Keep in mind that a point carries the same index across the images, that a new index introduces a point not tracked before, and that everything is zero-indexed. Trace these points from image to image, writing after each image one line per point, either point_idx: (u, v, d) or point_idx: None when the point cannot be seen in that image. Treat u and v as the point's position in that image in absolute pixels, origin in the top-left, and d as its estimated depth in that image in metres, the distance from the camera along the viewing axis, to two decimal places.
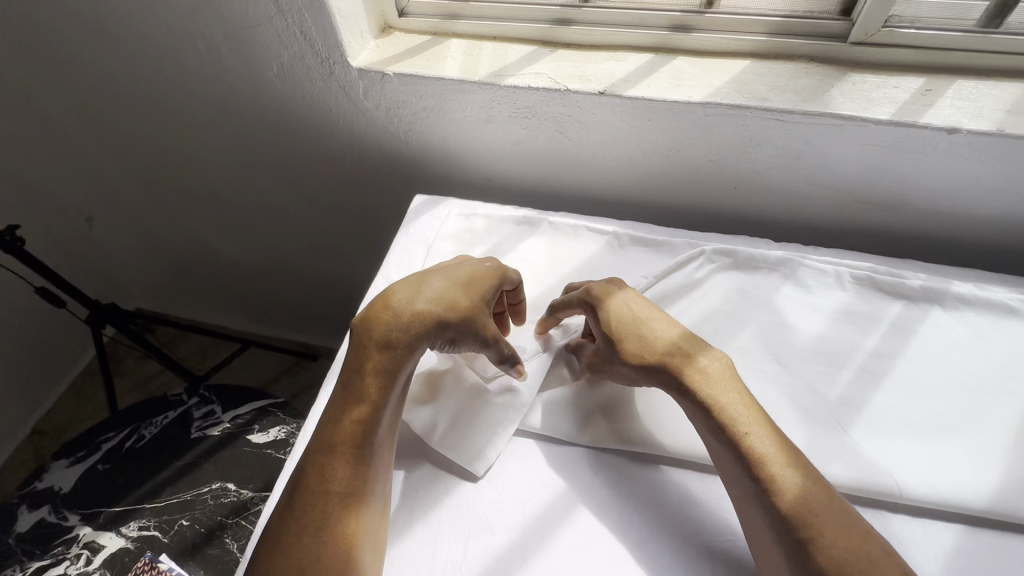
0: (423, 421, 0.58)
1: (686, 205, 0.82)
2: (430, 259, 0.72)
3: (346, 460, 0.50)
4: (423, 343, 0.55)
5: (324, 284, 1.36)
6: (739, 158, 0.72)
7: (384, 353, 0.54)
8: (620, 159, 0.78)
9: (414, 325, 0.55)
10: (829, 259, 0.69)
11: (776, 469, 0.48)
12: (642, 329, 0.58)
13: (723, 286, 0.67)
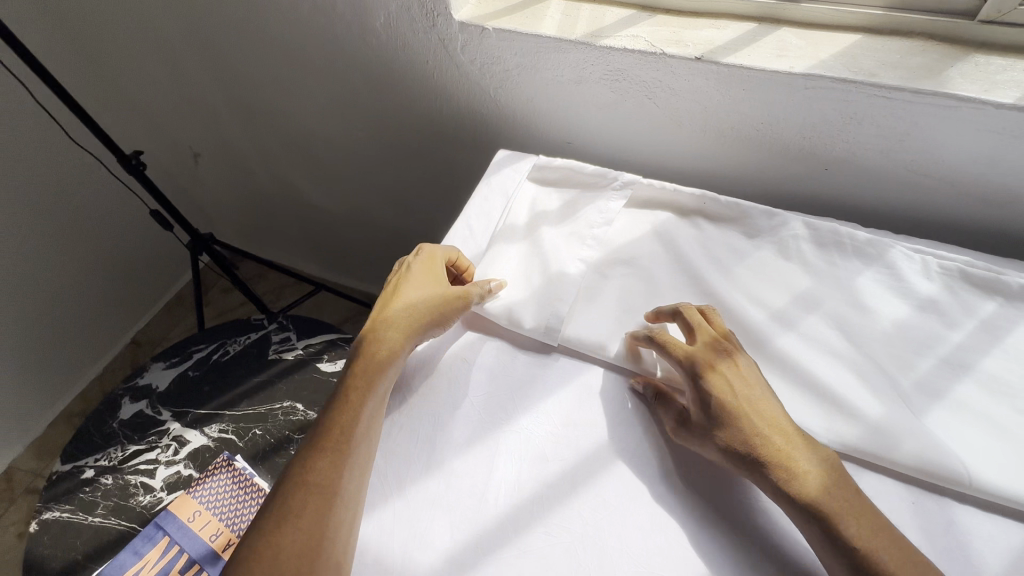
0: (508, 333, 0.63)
1: (771, 183, 0.80)
2: (509, 210, 0.76)
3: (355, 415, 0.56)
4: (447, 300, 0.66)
5: (396, 236, 1.43)
6: (835, 137, 0.70)
7: (386, 341, 0.61)
8: (707, 131, 0.77)
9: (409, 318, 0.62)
10: (921, 248, 0.66)
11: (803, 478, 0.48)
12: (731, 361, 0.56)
13: (800, 262, 0.67)
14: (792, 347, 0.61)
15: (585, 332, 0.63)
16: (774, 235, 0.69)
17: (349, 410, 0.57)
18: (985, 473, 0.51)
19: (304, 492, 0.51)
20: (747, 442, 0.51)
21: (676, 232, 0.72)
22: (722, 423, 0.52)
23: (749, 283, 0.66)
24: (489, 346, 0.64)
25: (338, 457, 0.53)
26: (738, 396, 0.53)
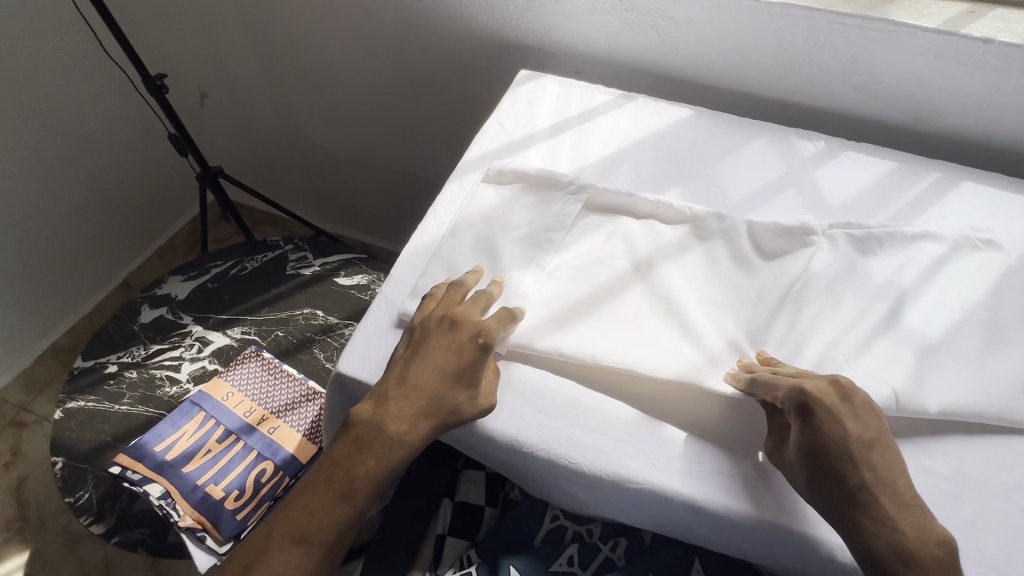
0: (539, 201, 0.73)
1: (748, 109, 0.96)
2: (470, 203, 0.73)
3: (351, 472, 0.52)
4: (450, 367, 0.54)
5: (397, 182, 1.50)
6: (802, 62, 0.86)
7: (401, 403, 0.53)
8: (701, 58, 0.92)
9: (418, 386, 0.54)
10: (858, 235, 0.70)
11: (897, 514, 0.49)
12: (852, 416, 0.52)
13: (773, 159, 0.82)
14: (771, 213, 0.75)
15: (552, 313, 0.63)
16: (752, 141, 0.85)
17: (362, 459, 0.52)
18: (917, 310, 0.64)
19: (295, 519, 0.51)
20: (852, 483, 0.50)
21: (678, 135, 0.85)
22: (830, 471, 0.51)
23: (737, 172, 0.81)
24: (522, 209, 0.72)
25: (345, 502, 0.52)
26: (849, 437, 0.51)
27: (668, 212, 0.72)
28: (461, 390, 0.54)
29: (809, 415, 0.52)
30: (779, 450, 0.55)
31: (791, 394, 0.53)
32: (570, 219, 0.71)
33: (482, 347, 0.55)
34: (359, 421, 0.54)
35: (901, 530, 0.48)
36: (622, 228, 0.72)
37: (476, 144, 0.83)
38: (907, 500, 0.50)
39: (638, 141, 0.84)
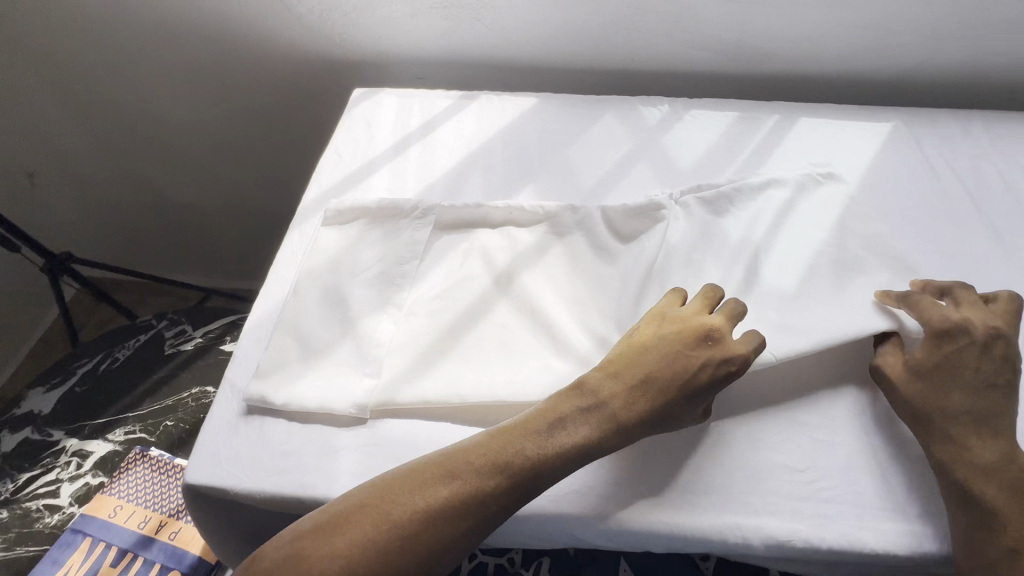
0: (385, 234, 0.68)
1: (594, 84, 0.94)
2: (312, 253, 0.67)
3: (499, 479, 0.46)
4: (677, 366, 0.52)
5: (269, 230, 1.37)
6: (629, 29, 0.85)
7: (619, 387, 0.51)
8: (534, 41, 0.89)
9: (655, 375, 0.52)
10: (709, 196, 0.69)
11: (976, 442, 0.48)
12: (1003, 349, 0.51)
13: (620, 134, 0.81)
14: (625, 190, 0.74)
15: (412, 360, 0.58)
16: (598, 120, 0.83)
17: (543, 442, 0.48)
18: (772, 262, 0.65)
19: (434, 490, 0.45)
20: (963, 413, 0.49)
21: (525, 128, 0.83)
22: (939, 395, 0.51)
23: (588, 154, 0.79)
24: (367, 249, 0.67)
25: (494, 486, 0.46)
26: (971, 367, 0.51)
27: (521, 215, 0.69)
28: (705, 395, 0.52)
29: (952, 340, 0.52)
30: (885, 363, 0.55)
31: (944, 322, 0.53)
32: (422, 248, 0.67)
33: (733, 372, 0.52)
34: (612, 410, 0.50)
35: (978, 444, 0.48)
36: (477, 243, 0.68)
37: (315, 182, 0.76)
38: (994, 414, 0.49)
39: (486, 144, 0.81)
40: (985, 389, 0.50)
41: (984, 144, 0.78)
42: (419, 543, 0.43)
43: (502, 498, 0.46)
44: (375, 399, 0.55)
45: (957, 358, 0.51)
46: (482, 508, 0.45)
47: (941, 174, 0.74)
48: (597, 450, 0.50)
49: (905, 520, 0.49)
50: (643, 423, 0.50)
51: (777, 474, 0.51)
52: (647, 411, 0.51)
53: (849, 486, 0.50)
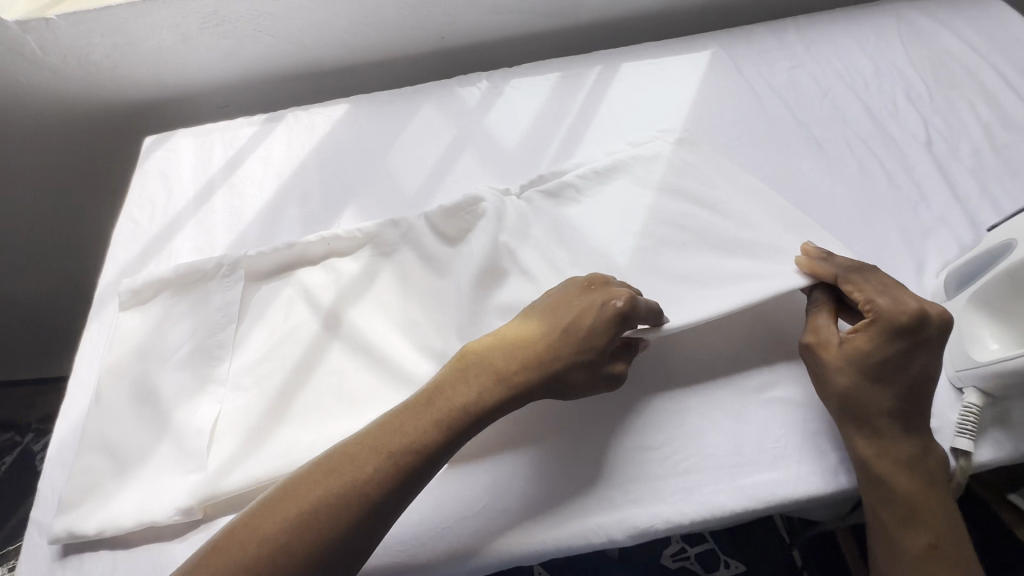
0: (193, 301, 0.61)
1: (412, 70, 0.87)
2: (112, 345, 0.59)
3: (412, 447, 0.43)
4: (570, 326, 0.49)
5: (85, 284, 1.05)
6: (425, 6, 0.78)
7: (519, 334, 0.50)
8: (332, 40, 0.81)
9: (556, 326, 0.49)
10: (552, 187, 0.63)
11: (892, 440, 0.45)
12: (931, 346, 0.45)
13: (442, 124, 0.75)
14: (452, 187, 0.69)
15: (240, 441, 0.53)
16: (416, 113, 0.77)
17: (441, 411, 0.46)
18: None
19: (333, 479, 0.41)
20: (879, 415, 0.45)
21: (340, 141, 0.75)
22: (862, 396, 0.45)
23: (410, 155, 0.73)
24: (176, 324, 0.60)
25: (406, 452, 0.43)
26: (899, 367, 0.44)
27: (341, 244, 0.63)
28: (608, 348, 0.48)
29: (907, 335, 0.44)
30: (819, 346, 0.47)
31: (901, 313, 0.44)
32: (235, 309, 0.60)
33: (620, 312, 0.48)
34: (508, 363, 0.48)
35: (896, 433, 0.45)
36: (299, 285, 0.62)
37: (111, 258, 0.67)
38: (916, 407, 0.45)
39: (299, 168, 0.73)
40: (904, 388, 0.45)
41: (798, 53, 0.77)
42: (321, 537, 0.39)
43: (407, 476, 0.43)
44: (198, 496, 0.50)
45: (891, 358, 0.44)
46: (387, 489, 0.42)
47: (761, 94, 0.73)
48: (501, 408, 0.47)
49: (761, 469, 0.48)
50: (542, 378, 0.48)
51: (626, 456, 0.49)
52: (545, 364, 0.48)
53: (703, 449, 0.49)
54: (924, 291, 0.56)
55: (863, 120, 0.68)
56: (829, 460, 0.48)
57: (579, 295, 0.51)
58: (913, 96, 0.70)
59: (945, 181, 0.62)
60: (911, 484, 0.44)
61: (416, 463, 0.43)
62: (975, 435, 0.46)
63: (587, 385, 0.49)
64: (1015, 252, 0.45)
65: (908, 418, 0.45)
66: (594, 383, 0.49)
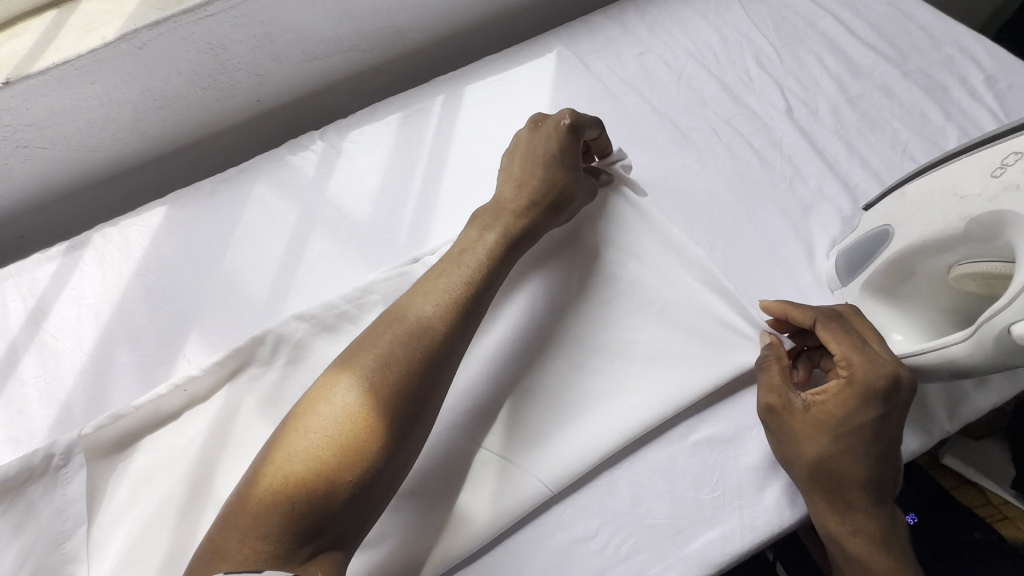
0: (13, 518, 0.48)
1: (236, 140, 0.75)
2: None
3: (419, 338, 0.42)
4: (545, 172, 0.52)
5: None
6: (225, 71, 0.66)
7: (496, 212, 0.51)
8: (125, 133, 0.68)
9: (528, 184, 0.52)
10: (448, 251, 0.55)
11: (859, 497, 0.41)
12: (897, 410, 0.41)
13: (281, 203, 0.65)
14: (308, 280, 0.60)
15: None
16: (247, 196, 0.66)
17: (434, 300, 0.44)
18: None
19: (345, 395, 0.40)
20: (844, 473, 0.41)
21: (165, 254, 0.63)
22: (823, 451, 0.41)
23: (251, 252, 0.62)
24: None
25: (418, 342, 0.42)
26: (861, 430, 0.41)
27: (201, 385, 0.52)
28: (575, 168, 0.53)
29: (877, 401, 0.40)
30: (784, 411, 0.43)
31: (871, 379, 0.40)
32: (75, 513, 0.48)
33: (569, 127, 0.53)
34: (486, 249, 0.48)
35: (853, 467, 0.41)
36: (156, 452, 0.51)
37: None
38: (885, 468, 0.42)
39: (123, 299, 0.61)
40: (869, 450, 0.41)
41: (644, 36, 0.71)
42: (348, 461, 0.38)
43: (421, 377, 0.41)
44: None
45: (852, 418, 0.41)
46: (406, 397, 0.40)
47: (615, 90, 0.68)
48: (489, 288, 0.47)
49: (705, 528, 0.44)
50: (524, 233, 0.50)
51: (565, 558, 0.44)
52: (520, 227, 0.50)
53: (643, 522, 0.45)
54: (818, 275, 0.54)
55: (722, 98, 0.65)
56: (770, 495, 0.45)
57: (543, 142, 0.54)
58: (763, 61, 0.67)
59: (813, 148, 0.60)
60: (866, 505, 0.41)
61: (432, 352, 0.42)
62: (899, 431, 0.44)
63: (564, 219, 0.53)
64: (891, 243, 0.42)
65: (877, 480, 0.42)
66: (570, 213, 0.53)
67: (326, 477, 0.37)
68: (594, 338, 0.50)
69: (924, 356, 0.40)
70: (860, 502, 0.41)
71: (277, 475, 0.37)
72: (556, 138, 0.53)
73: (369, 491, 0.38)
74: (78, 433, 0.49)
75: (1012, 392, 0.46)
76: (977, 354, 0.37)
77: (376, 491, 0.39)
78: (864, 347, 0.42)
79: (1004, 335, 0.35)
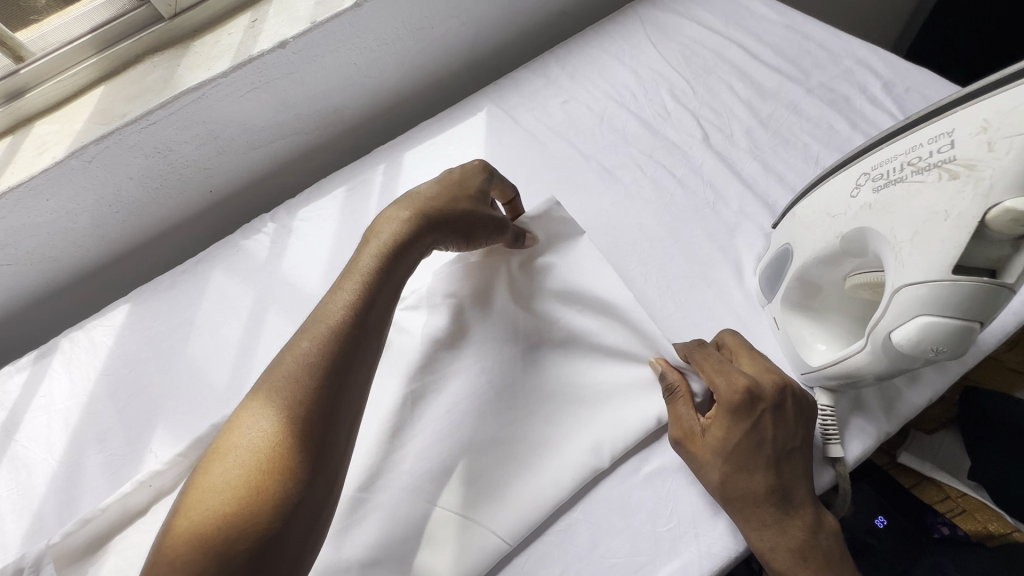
0: None
1: (194, 230, 0.78)
2: None
3: (309, 364, 0.43)
4: (442, 197, 0.54)
5: None
6: (176, 167, 0.70)
7: (386, 233, 0.52)
8: (86, 240, 0.71)
9: (424, 203, 0.53)
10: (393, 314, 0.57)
11: (779, 509, 0.42)
12: (776, 415, 0.43)
13: (237, 287, 0.67)
14: (267, 360, 0.61)
15: None
16: (206, 284, 0.68)
17: (325, 323, 0.46)
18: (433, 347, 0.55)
19: (238, 446, 0.40)
20: (752, 491, 0.42)
21: (130, 350, 0.65)
22: (727, 475, 0.43)
23: (211, 338, 0.64)
24: None
25: (308, 370, 0.43)
26: (749, 445, 0.43)
27: (166, 478, 0.53)
28: (478, 189, 0.55)
29: (748, 414, 0.43)
30: (687, 440, 0.45)
31: (735, 393, 0.43)
32: None
33: (481, 166, 0.57)
34: (362, 270, 0.49)
35: (753, 479, 0.42)
36: (126, 551, 0.51)
37: None
38: (794, 477, 0.43)
39: (90, 400, 0.63)
40: (767, 461, 0.42)
41: (566, 84, 0.76)
42: (250, 503, 0.37)
43: (308, 404, 0.42)
44: None
45: (736, 434, 0.43)
46: (299, 426, 0.41)
47: (544, 139, 0.71)
48: (372, 304, 0.48)
49: (664, 560, 0.45)
50: (407, 247, 0.51)
51: None
52: (395, 237, 0.51)
53: (603, 562, 0.45)
54: (748, 294, 0.56)
55: (643, 135, 0.68)
56: (724, 520, 0.45)
57: (450, 173, 0.56)
58: (677, 95, 0.71)
59: (731, 171, 0.63)
60: (788, 518, 0.42)
61: (324, 373, 0.43)
62: (839, 439, 0.45)
63: (465, 236, 0.54)
64: (792, 261, 0.44)
65: (788, 491, 0.43)
66: (473, 233, 0.54)
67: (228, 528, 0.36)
68: (540, 382, 0.52)
69: (836, 366, 0.42)
70: (776, 517, 0.42)
71: (177, 545, 0.36)
72: (461, 173, 0.56)
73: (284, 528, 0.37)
74: (47, 543, 0.50)
75: (945, 385, 0.47)
76: (878, 363, 0.39)
77: (291, 527, 0.38)
78: (724, 366, 0.45)
79: (889, 341, 0.37)
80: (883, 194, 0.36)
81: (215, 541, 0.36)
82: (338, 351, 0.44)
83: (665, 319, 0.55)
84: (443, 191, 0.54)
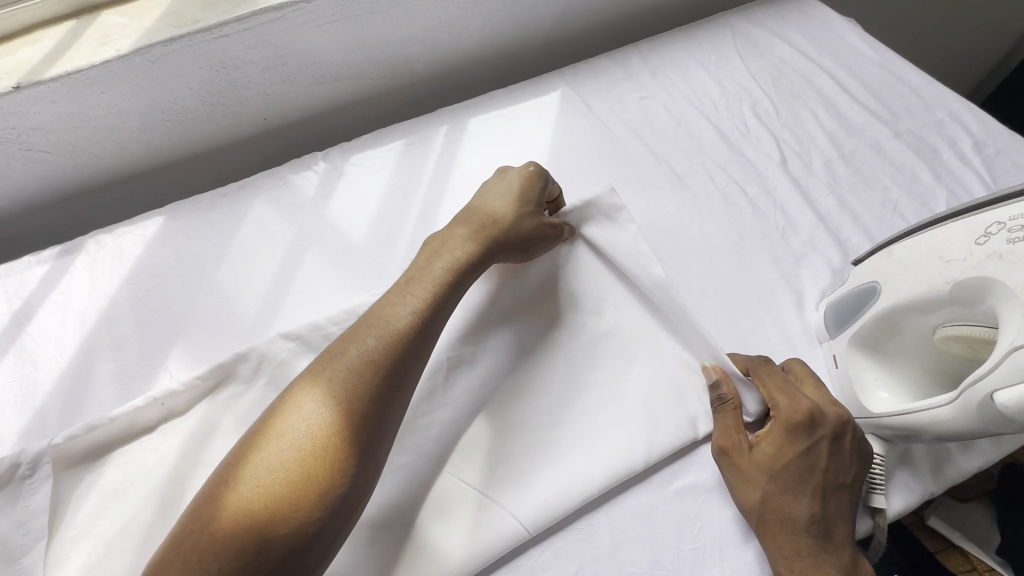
0: None
1: (239, 154, 0.76)
2: None
3: (370, 367, 0.41)
4: (510, 213, 0.52)
5: None
6: (237, 87, 0.67)
7: (456, 244, 0.49)
8: (130, 142, 0.69)
9: (491, 220, 0.51)
10: None
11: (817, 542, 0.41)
12: (833, 444, 0.43)
13: (279, 221, 0.65)
14: (299, 300, 0.59)
15: None
16: (246, 211, 0.66)
17: (389, 325, 0.44)
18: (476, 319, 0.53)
19: (289, 436, 0.38)
20: (792, 514, 0.41)
21: (159, 263, 0.63)
22: (770, 493, 0.42)
23: (244, 267, 0.62)
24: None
25: (368, 373, 0.41)
26: (799, 466, 0.42)
27: (180, 400, 0.51)
28: (540, 203, 0.53)
29: (806, 436, 0.43)
30: (732, 452, 0.44)
31: (797, 412, 0.43)
32: (36, 526, 0.46)
33: (539, 173, 0.54)
34: (431, 277, 0.47)
35: (796, 504, 0.42)
36: (127, 467, 0.49)
37: None
38: (838, 514, 0.42)
39: (110, 306, 0.60)
40: (814, 487, 0.42)
41: (646, 81, 0.74)
42: (293, 503, 0.36)
43: (365, 410, 0.40)
44: None
45: (790, 453, 0.43)
46: (353, 428, 0.39)
47: (616, 131, 0.69)
48: (436, 314, 0.46)
49: None
50: (477, 263, 0.49)
51: None
52: (471, 253, 0.49)
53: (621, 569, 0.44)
54: (806, 327, 0.54)
55: (718, 146, 0.66)
56: (752, 550, 0.44)
57: (510, 182, 0.54)
58: (760, 113, 0.69)
59: (805, 200, 0.61)
60: (825, 553, 0.41)
61: (384, 381, 0.41)
62: (884, 490, 0.44)
63: (528, 254, 0.52)
64: (880, 299, 0.43)
65: (829, 526, 0.42)
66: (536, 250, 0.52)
67: (268, 522, 0.35)
68: (583, 376, 0.50)
69: (905, 416, 0.41)
70: (812, 549, 0.41)
71: (214, 530, 0.35)
72: (523, 182, 0.54)
73: (323, 532, 0.37)
74: (48, 443, 0.48)
75: (997, 456, 0.46)
76: (960, 418, 0.38)
77: (328, 532, 0.37)
78: (785, 386, 0.45)
79: (987, 401, 0.36)
80: (1017, 246, 0.36)
81: (253, 535, 0.35)
82: (399, 359, 0.42)
83: (717, 336, 0.53)
84: (509, 207, 0.52)
